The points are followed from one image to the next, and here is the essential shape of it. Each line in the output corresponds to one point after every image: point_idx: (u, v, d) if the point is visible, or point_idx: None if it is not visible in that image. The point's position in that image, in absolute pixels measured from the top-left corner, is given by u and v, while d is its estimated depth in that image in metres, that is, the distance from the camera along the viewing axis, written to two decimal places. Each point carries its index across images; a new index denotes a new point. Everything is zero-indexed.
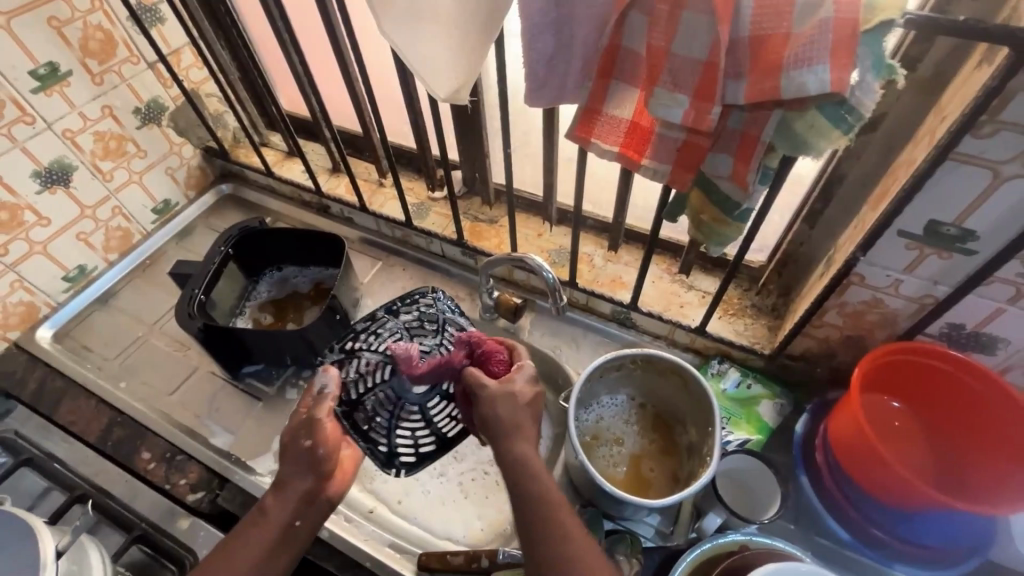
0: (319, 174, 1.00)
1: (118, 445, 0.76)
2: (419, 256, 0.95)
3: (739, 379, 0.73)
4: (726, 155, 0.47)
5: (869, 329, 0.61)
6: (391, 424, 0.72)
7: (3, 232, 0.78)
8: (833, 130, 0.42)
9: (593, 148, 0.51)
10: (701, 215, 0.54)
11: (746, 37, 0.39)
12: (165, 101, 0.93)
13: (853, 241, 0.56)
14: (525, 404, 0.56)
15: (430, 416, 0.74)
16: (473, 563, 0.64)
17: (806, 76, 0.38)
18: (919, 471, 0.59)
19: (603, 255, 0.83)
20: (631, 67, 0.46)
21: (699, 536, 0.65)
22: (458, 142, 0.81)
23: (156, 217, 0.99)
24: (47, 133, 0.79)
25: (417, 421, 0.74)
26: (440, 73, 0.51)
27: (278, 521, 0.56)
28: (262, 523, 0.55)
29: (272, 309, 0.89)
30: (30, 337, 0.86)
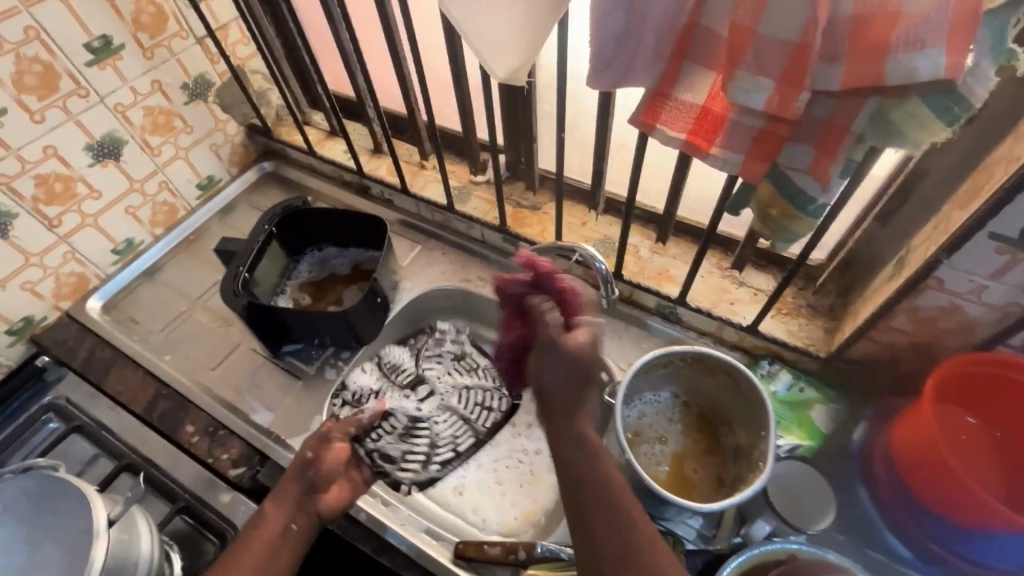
0: (360, 154, 0.99)
1: (162, 417, 0.78)
2: (459, 241, 0.93)
3: (790, 382, 0.70)
4: (805, 146, 0.44)
5: (939, 336, 0.57)
6: (439, 438, 0.79)
7: (57, 204, 0.80)
8: (935, 122, 0.38)
9: (658, 135, 0.49)
10: (768, 209, 0.51)
11: (848, 15, 0.35)
12: (211, 76, 0.93)
13: (934, 243, 0.52)
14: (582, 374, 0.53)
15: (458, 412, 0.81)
16: (510, 555, 0.63)
17: (917, 60, 0.35)
18: (986, 484, 0.55)
19: (649, 247, 0.80)
20: (709, 46, 0.42)
21: (745, 542, 0.62)
22: (505, 125, 0.79)
23: (200, 193, 1.00)
24: (99, 106, 0.79)
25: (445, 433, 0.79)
26: (498, 53, 0.49)
27: (277, 524, 0.60)
28: (265, 523, 0.60)
29: (311, 290, 0.89)
30: (80, 307, 0.88)
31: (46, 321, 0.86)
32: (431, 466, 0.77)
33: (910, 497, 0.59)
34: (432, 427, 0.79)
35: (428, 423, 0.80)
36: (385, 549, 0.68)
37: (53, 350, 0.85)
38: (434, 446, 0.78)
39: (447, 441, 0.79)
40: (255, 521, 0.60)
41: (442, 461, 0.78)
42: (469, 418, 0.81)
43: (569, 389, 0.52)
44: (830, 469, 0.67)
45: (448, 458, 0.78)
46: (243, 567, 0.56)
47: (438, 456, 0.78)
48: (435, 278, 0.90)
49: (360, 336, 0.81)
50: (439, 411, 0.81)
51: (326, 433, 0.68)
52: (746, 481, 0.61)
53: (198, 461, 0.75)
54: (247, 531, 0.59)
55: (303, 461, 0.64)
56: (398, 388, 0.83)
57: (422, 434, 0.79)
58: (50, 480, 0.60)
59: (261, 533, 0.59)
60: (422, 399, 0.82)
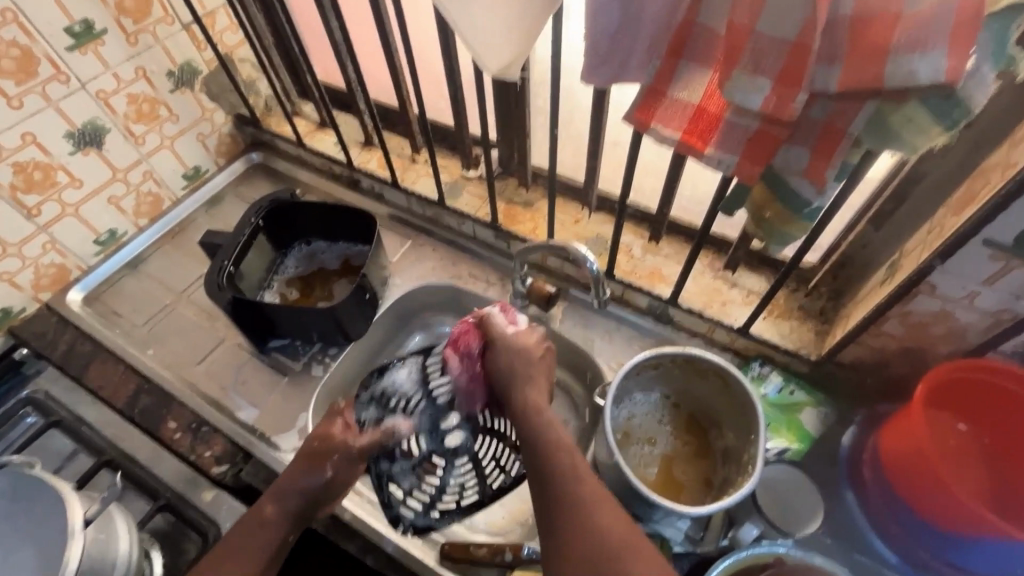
0: (350, 146, 0.97)
1: (144, 412, 0.76)
2: (449, 236, 0.92)
3: (781, 385, 0.69)
4: (802, 148, 0.43)
5: (930, 341, 0.57)
6: (448, 482, 0.72)
7: (36, 192, 0.77)
8: (933, 126, 0.38)
9: (652, 133, 0.48)
10: (764, 211, 0.50)
11: (847, 16, 0.35)
12: (198, 64, 0.90)
13: (928, 247, 0.51)
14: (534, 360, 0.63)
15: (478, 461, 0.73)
16: (497, 556, 0.63)
17: (916, 63, 0.34)
18: (974, 489, 0.55)
19: (642, 246, 0.80)
20: (706, 45, 0.42)
21: (732, 544, 0.62)
22: (498, 120, 0.77)
23: (186, 183, 0.97)
24: (80, 93, 0.77)
25: (460, 478, 0.72)
26: (491, 46, 0.48)
27: (278, 533, 0.57)
28: (263, 529, 0.57)
29: (298, 285, 0.87)
30: (61, 299, 0.86)
31: (25, 313, 0.84)
32: (429, 510, 0.69)
33: (897, 501, 0.59)
34: (445, 469, 0.73)
35: (447, 459, 0.73)
36: (370, 549, 0.67)
37: (31, 342, 0.82)
38: (441, 488, 0.71)
39: (454, 489, 0.71)
40: (252, 522, 0.57)
41: (444, 506, 0.70)
42: (483, 472, 0.72)
43: (516, 380, 0.61)
44: (821, 474, 0.66)
45: (449, 506, 0.70)
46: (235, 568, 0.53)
47: (443, 498, 0.71)
48: (425, 274, 0.89)
49: (347, 332, 0.80)
50: (457, 451, 0.74)
51: (335, 423, 0.65)
52: (734, 485, 0.61)
53: (180, 458, 0.73)
54: (240, 530, 0.56)
55: (323, 477, 0.61)
56: (425, 413, 0.76)
57: (435, 469, 0.73)
58: (24, 478, 0.59)
59: (261, 539, 0.56)
60: (448, 431, 0.75)
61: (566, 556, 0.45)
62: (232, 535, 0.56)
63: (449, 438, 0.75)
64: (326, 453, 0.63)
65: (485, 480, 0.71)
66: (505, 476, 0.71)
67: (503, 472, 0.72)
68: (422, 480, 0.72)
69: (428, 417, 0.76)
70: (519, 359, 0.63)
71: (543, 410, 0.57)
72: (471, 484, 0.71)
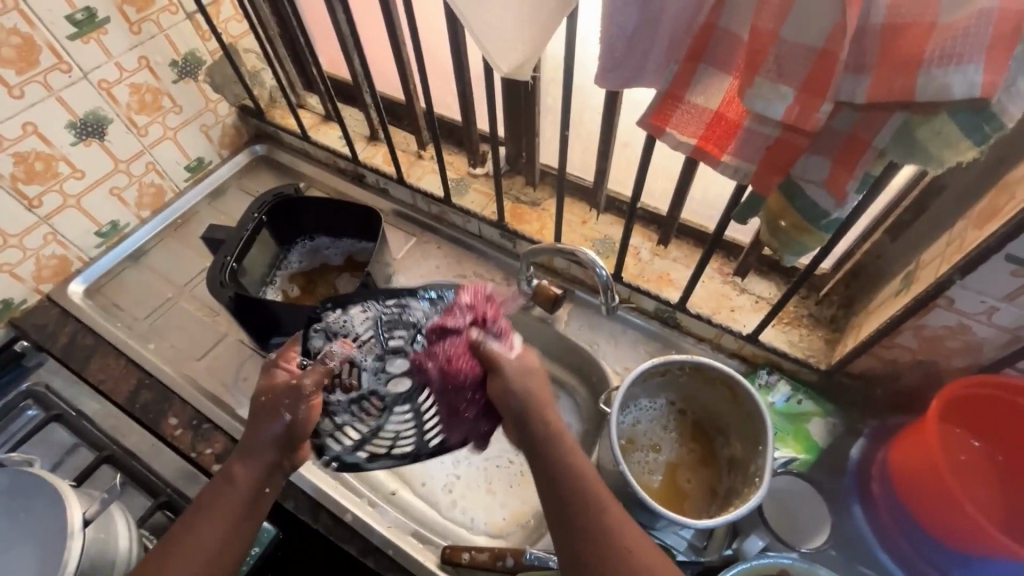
0: (355, 141, 0.96)
1: (146, 408, 0.76)
2: (454, 234, 0.91)
3: (789, 394, 0.69)
4: (823, 158, 0.42)
5: (946, 355, 0.55)
6: (385, 426, 0.68)
7: (37, 182, 0.76)
8: (963, 141, 0.36)
9: (667, 138, 0.46)
10: (779, 221, 0.49)
11: (879, 24, 0.33)
12: (202, 54, 0.89)
13: (947, 260, 0.50)
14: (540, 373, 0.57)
15: (422, 411, 0.69)
16: (498, 562, 0.62)
17: (952, 76, 0.33)
18: (986, 507, 0.54)
19: (651, 249, 0.78)
20: (727, 49, 0.40)
21: (736, 554, 0.62)
22: (506, 117, 0.76)
23: (189, 175, 0.96)
24: (82, 82, 0.76)
25: (398, 430, 0.68)
26: (502, 45, 0.46)
27: (246, 488, 0.52)
28: (230, 488, 0.52)
29: (301, 282, 0.87)
30: (62, 291, 0.85)
31: (25, 304, 0.83)
32: (358, 450, 0.66)
33: (907, 516, 0.58)
34: (384, 413, 0.68)
35: (386, 407, 0.69)
36: (371, 552, 0.66)
37: (32, 334, 0.82)
38: (377, 429, 0.68)
39: (389, 434, 0.68)
40: (221, 483, 0.52)
41: (372, 450, 0.66)
42: (423, 427, 0.68)
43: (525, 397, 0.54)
44: (827, 486, 0.65)
45: (379, 450, 0.67)
46: (202, 538, 0.49)
47: (371, 444, 0.67)
48: (429, 273, 0.88)
49: None
50: (400, 398, 0.69)
51: (274, 374, 0.59)
52: (739, 496, 0.60)
53: (181, 456, 0.73)
54: (209, 494, 0.52)
55: (280, 424, 0.55)
56: (374, 354, 0.70)
57: (372, 412, 0.68)
58: (25, 478, 0.58)
59: (232, 498, 0.51)
60: (394, 375, 0.70)
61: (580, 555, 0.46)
62: (200, 501, 0.52)
63: (392, 384, 0.69)
64: (278, 400, 0.56)
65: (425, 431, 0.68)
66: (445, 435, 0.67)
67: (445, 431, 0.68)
68: (358, 418, 0.68)
69: (374, 357, 0.70)
70: (527, 378, 0.55)
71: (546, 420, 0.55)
72: (412, 431, 0.68)
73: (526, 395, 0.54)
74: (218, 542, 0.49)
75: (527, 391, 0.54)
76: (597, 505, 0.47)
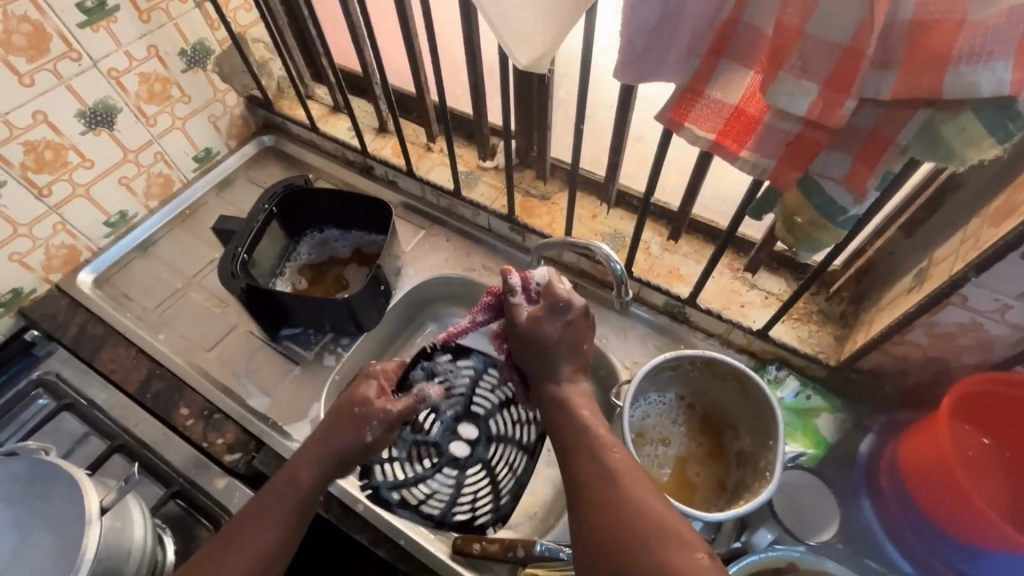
0: (364, 132, 0.95)
1: (157, 398, 0.76)
2: (463, 228, 0.91)
3: (797, 389, 0.69)
4: (842, 154, 0.42)
5: (956, 352, 0.56)
6: (427, 480, 0.72)
7: (47, 172, 0.76)
8: (987, 138, 0.37)
9: (685, 133, 0.46)
10: (795, 218, 0.49)
11: (907, 20, 0.33)
12: (211, 44, 0.88)
13: (962, 256, 0.50)
14: (557, 337, 0.56)
15: (462, 481, 0.73)
16: (508, 552, 0.62)
17: (980, 73, 0.33)
18: (993, 500, 0.55)
19: (661, 244, 0.78)
20: (750, 43, 0.40)
21: (743, 548, 0.62)
22: (518, 110, 0.76)
23: (197, 165, 0.96)
24: (92, 71, 0.75)
25: (433, 487, 0.72)
26: (522, 36, 0.45)
27: (307, 496, 0.55)
28: (291, 489, 0.54)
29: (310, 273, 0.87)
30: (71, 281, 0.85)
31: (34, 294, 0.83)
32: (393, 491, 0.70)
33: (913, 508, 0.59)
34: (432, 467, 0.74)
35: (438, 464, 0.74)
36: (382, 542, 0.67)
37: (43, 324, 0.82)
38: (417, 479, 0.72)
39: (426, 488, 0.72)
40: (283, 482, 0.55)
41: (404, 497, 0.70)
42: (457, 497, 0.72)
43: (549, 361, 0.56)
44: (836, 480, 0.66)
45: (410, 500, 0.70)
46: (261, 536, 0.51)
47: (405, 489, 0.71)
48: (438, 265, 0.88)
49: (359, 321, 0.79)
50: (453, 459, 0.74)
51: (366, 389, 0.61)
52: (749, 490, 0.61)
53: (193, 446, 0.73)
54: (273, 489, 0.55)
55: (361, 441, 0.58)
56: (454, 412, 0.77)
57: (423, 462, 0.74)
58: (40, 467, 0.59)
59: (293, 505, 0.54)
60: (459, 438, 0.76)
61: (585, 511, 0.45)
62: (258, 497, 0.54)
63: (451, 445, 0.75)
64: (367, 419, 0.58)
65: (456, 501, 0.71)
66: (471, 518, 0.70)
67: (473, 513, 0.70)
68: (410, 457, 0.74)
69: (451, 414, 0.77)
70: (534, 342, 0.57)
71: (559, 409, 0.54)
72: (446, 495, 0.72)
73: (551, 348, 0.56)
74: (273, 544, 0.51)
75: (546, 354, 0.56)
76: (600, 465, 0.47)
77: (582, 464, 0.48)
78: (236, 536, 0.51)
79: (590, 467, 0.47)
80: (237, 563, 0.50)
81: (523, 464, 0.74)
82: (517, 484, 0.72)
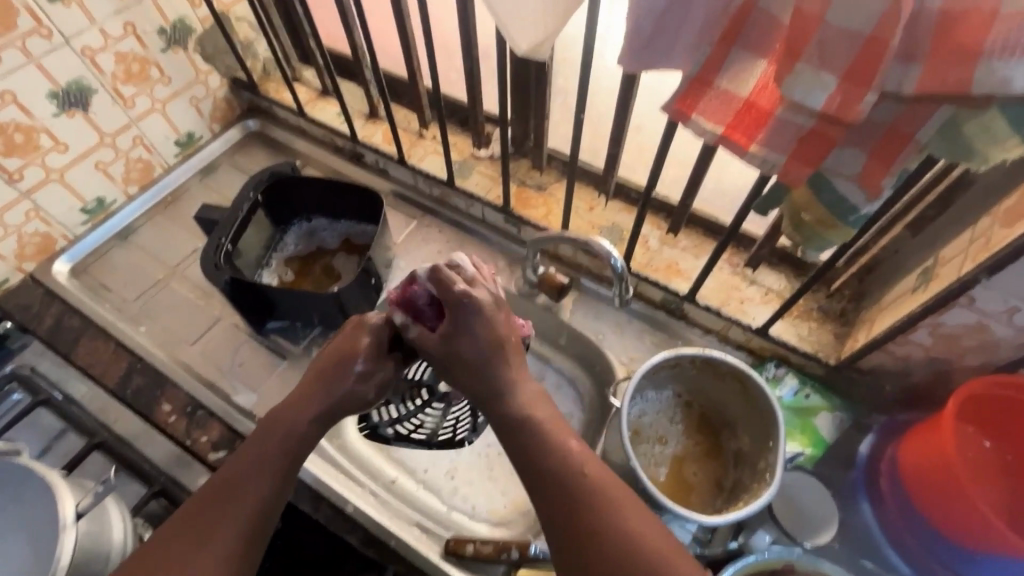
0: (354, 118, 0.92)
1: (138, 393, 0.73)
2: (456, 218, 0.88)
3: (797, 387, 0.68)
4: (857, 151, 0.40)
5: (959, 354, 0.55)
6: (418, 415, 0.75)
7: (17, 156, 0.72)
8: (1011, 137, 0.35)
9: (692, 126, 0.44)
10: (803, 215, 0.48)
11: (935, 10, 0.31)
12: (193, 22, 0.84)
13: (971, 257, 0.49)
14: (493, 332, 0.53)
15: (451, 410, 0.76)
16: (503, 554, 0.61)
17: (1010, 69, 0.31)
18: (995, 504, 0.55)
19: (659, 238, 0.76)
20: (766, 32, 0.38)
21: (739, 549, 0.61)
22: (515, 98, 0.73)
23: (179, 150, 0.92)
24: (64, 49, 0.71)
25: (423, 420, 0.75)
26: (523, 20, 0.43)
27: (294, 445, 0.51)
28: (278, 437, 0.51)
29: (297, 265, 0.84)
30: (46, 270, 0.82)
31: (7, 284, 0.79)
32: (388, 427, 0.74)
33: (915, 512, 0.59)
34: (425, 405, 0.76)
35: (426, 402, 0.76)
36: (373, 542, 0.65)
37: (17, 316, 0.78)
38: (410, 415, 0.75)
39: (417, 421, 0.75)
40: (267, 432, 0.51)
41: (397, 431, 0.74)
42: (444, 423, 0.75)
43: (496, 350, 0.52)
44: (829, 477, 0.66)
45: (401, 432, 0.74)
46: (249, 491, 0.47)
47: (396, 423, 0.75)
48: (430, 257, 0.85)
49: (348, 316, 0.76)
50: (445, 395, 0.76)
51: (356, 335, 0.58)
52: (747, 492, 0.60)
53: (176, 444, 0.71)
54: (253, 440, 0.51)
55: (362, 394, 0.56)
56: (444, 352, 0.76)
57: (416, 398, 0.76)
58: (9, 470, 0.56)
59: (283, 456, 0.50)
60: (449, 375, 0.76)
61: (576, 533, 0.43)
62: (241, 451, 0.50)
63: (441, 384, 0.76)
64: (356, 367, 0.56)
65: (443, 428, 0.75)
66: (456, 440, 0.74)
67: (458, 437, 0.74)
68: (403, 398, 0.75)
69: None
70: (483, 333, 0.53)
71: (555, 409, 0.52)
72: (435, 425, 0.75)
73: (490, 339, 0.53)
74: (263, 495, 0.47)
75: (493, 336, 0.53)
76: (590, 486, 0.45)
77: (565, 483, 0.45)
78: (231, 492, 0.47)
79: (575, 485, 0.45)
80: (230, 522, 0.45)
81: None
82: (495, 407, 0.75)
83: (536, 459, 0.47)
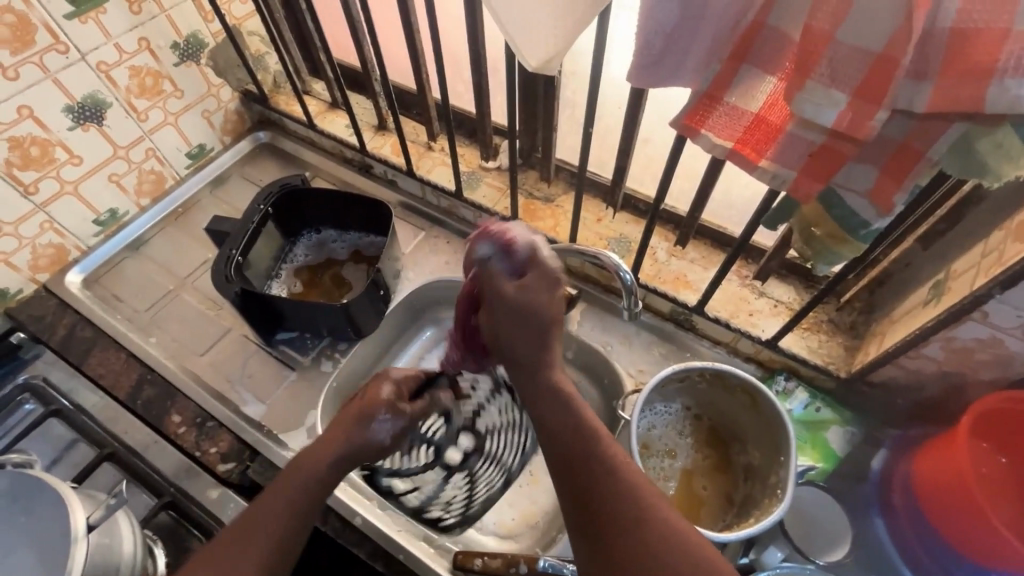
0: (363, 130, 0.93)
1: (148, 404, 0.74)
2: (464, 229, 0.89)
3: (807, 401, 0.68)
4: (869, 167, 0.40)
5: (973, 368, 0.54)
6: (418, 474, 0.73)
7: (33, 168, 0.73)
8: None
9: (702, 142, 0.44)
10: (813, 229, 0.48)
11: (947, 29, 0.31)
12: (205, 36, 0.85)
13: (984, 271, 0.48)
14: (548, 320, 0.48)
15: (446, 483, 0.73)
16: (510, 568, 0.61)
17: (1022, 88, 0.31)
18: (1012, 523, 0.54)
19: (667, 249, 0.76)
20: (775, 48, 0.38)
21: (751, 565, 0.60)
22: (523, 110, 0.73)
23: (190, 162, 0.93)
24: (80, 64, 0.72)
25: (420, 482, 0.73)
26: (533, 36, 0.43)
27: (323, 482, 0.51)
28: (308, 471, 0.51)
29: (306, 275, 0.84)
30: (59, 281, 0.83)
31: (21, 295, 0.80)
32: (389, 478, 0.72)
33: (928, 528, 0.58)
34: (428, 467, 0.74)
35: (431, 463, 0.74)
36: (381, 556, 0.65)
37: (30, 326, 0.79)
38: (411, 473, 0.73)
39: (416, 482, 0.73)
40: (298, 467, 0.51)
41: (393, 486, 0.72)
42: (438, 495, 0.72)
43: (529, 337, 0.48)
44: (843, 492, 0.65)
45: (397, 488, 0.72)
46: (278, 522, 0.47)
47: (396, 476, 0.73)
48: (438, 268, 0.86)
49: (357, 327, 0.77)
50: (449, 464, 0.74)
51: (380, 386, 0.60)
52: (757, 507, 0.59)
53: (185, 455, 0.71)
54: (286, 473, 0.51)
55: (377, 440, 0.56)
56: (464, 422, 0.76)
57: (422, 457, 0.74)
58: (27, 479, 0.57)
59: (311, 490, 0.50)
60: (457, 445, 0.75)
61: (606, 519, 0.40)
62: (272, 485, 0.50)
63: (449, 451, 0.75)
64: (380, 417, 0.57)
65: (434, 500, 0.72)
66: (439, 521, 0.70)
67: (443, 518, 0.71)
68: (411, 451, 0.74)
69: (458, 423, 0.76)
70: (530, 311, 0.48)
71: None
72: (429, 491, 0.73)
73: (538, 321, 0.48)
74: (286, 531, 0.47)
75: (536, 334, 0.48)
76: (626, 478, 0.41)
77: (596, 469, 0.42)
78: (262, 522, 0.46)
79: (605, 474, 0.42)
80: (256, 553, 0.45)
81: (499, 484, 0.73)
82: (491, 499, 0.72)
83: (575, 441, 0.44)
